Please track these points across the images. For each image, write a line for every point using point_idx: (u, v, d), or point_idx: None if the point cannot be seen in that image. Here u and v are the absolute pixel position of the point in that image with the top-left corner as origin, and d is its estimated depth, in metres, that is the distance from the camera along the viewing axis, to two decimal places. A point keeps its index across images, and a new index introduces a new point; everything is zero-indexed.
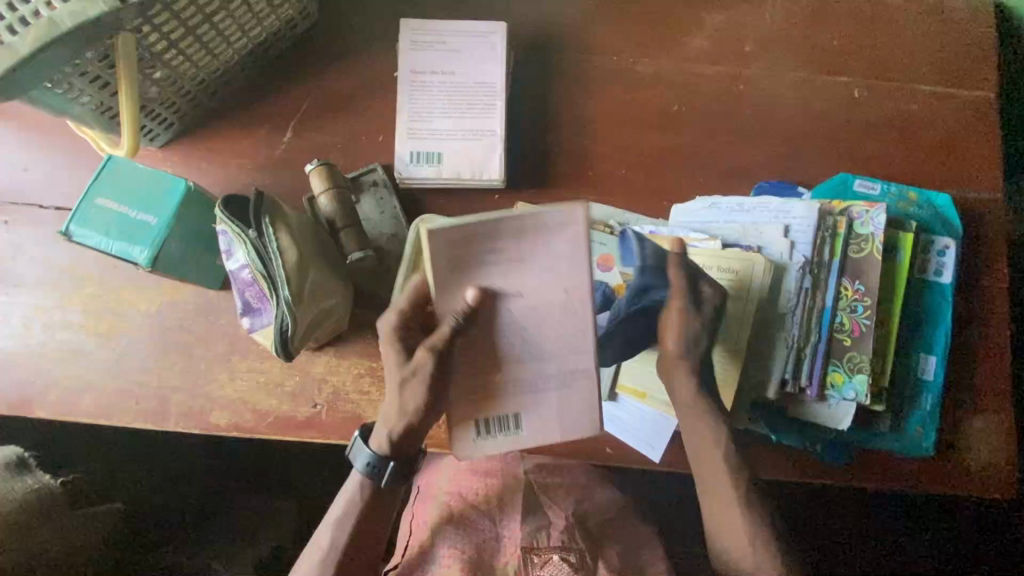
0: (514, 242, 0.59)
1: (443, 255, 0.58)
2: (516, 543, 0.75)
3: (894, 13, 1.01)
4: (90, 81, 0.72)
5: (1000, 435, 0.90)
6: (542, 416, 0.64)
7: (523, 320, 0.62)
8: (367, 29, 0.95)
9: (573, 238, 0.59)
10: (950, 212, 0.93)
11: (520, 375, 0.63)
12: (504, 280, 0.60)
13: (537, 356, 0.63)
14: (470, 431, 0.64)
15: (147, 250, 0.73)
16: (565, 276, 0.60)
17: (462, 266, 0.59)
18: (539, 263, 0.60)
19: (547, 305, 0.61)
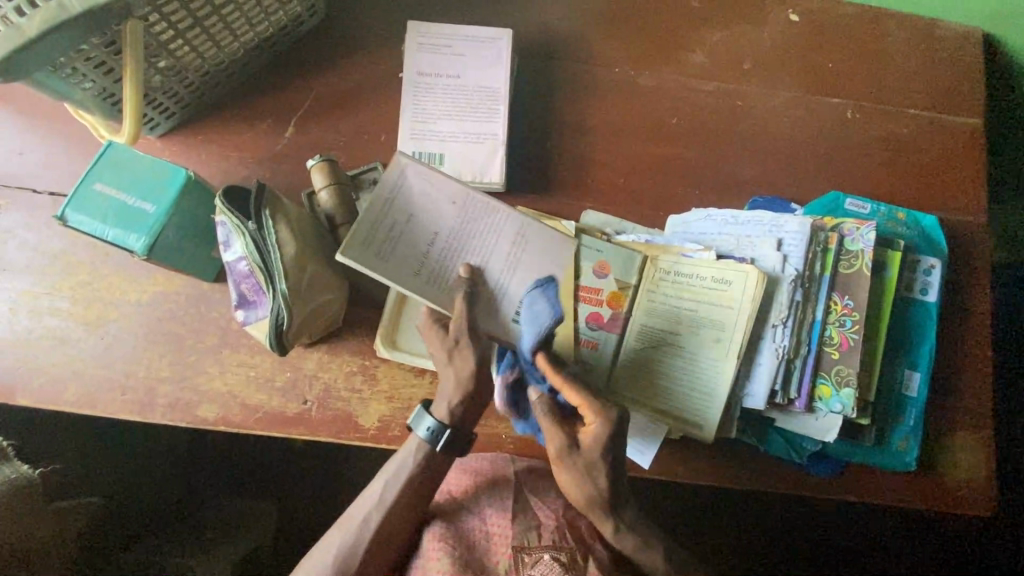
0: (390, 213, 0.72)
1: (364, 260, 0.70)
2: (506, 542, 0.76)
3: (887, 38, 1.04)
4: (94, 66, 0.72)
5: (980, 452, 0.92)
6: (535, 278, 0.78)
7: (461, 245, 0.76)
8: (373, 29, 0.96)
9: (421, 173, 0.74)
10: (936, 232, 0.95)
11: (499, 277, 0.77)
12: (415, 235, 0.73)
13: (486, 255, 0.77)
14: (520, 328, 0.78)
15: (144, 238, 0.72)
16: (444, 193, 0.75)
17: (385, 255, 0.72)
18: (418, 206, 0.74)
19: (456, 221, 0.76)
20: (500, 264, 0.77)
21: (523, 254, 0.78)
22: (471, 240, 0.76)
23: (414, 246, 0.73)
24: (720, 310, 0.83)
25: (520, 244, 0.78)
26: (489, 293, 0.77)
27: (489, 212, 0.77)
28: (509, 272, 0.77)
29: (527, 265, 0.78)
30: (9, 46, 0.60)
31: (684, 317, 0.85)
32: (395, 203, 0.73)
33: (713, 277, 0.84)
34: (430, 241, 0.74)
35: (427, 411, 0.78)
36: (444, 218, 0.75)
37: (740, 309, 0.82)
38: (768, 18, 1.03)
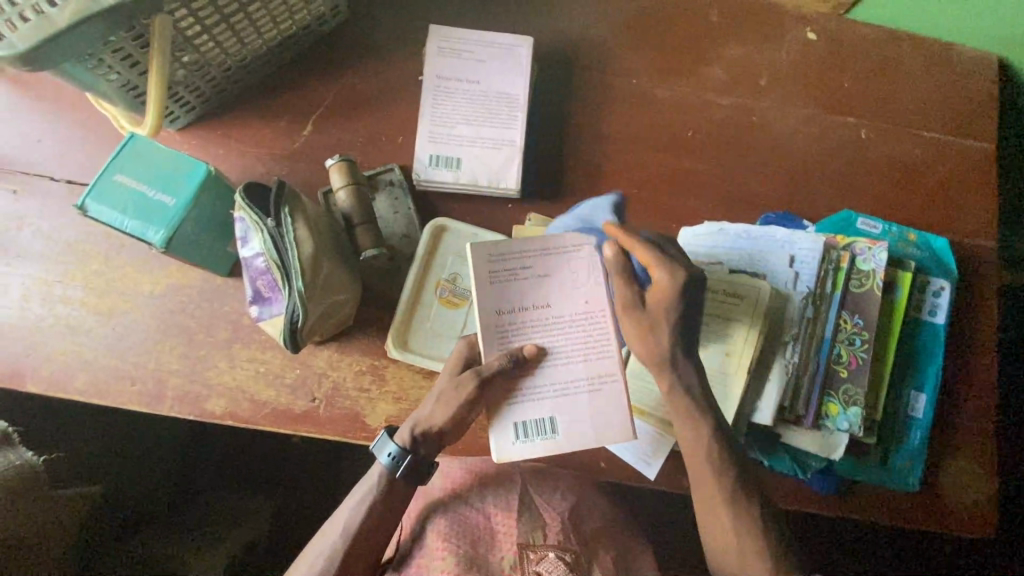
0: (537, 256, 0.69)
1: (481, 263, 0.68)
2: (512, 539, 0.77)
3: (903, 60, 1.05)
4: (121, 59, 0.72)
5: (985, 475, 0.92)
6: (574, 420, 0.70)
7: (551, 327, 0.70)
8: (395, 31, 0.96)
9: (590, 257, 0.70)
10: (947, 254, 0.96)
11: (554, 376, 0.70)
12: (529, 291, 0.69)
13: (566, 357, 0.70)
14: (510, 435, 0.70)
15: (162, 231, 0.73)
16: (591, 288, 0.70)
17: (495, 278, 0.69)
18: (562, 275, 0.70)
19: (572, 315, 0.70)
20: (564, 374, 0.70)
21: (593, 386, 0.70)
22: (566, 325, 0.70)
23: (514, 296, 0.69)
24: (732, 324, 0.84)
25: (584, 387, 0.70)
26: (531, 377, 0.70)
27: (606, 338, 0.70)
28: (559, 389, 0.70)
29: (577, 402, 0.70)
30: (39, 36, 0.61)
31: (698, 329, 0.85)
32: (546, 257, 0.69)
33: (726, 291, 0.85)
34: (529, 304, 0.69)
35: (391, 436, 0.76)
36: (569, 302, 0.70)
37: (753, 323, 0.83)
38: (786, 36, 1.04)
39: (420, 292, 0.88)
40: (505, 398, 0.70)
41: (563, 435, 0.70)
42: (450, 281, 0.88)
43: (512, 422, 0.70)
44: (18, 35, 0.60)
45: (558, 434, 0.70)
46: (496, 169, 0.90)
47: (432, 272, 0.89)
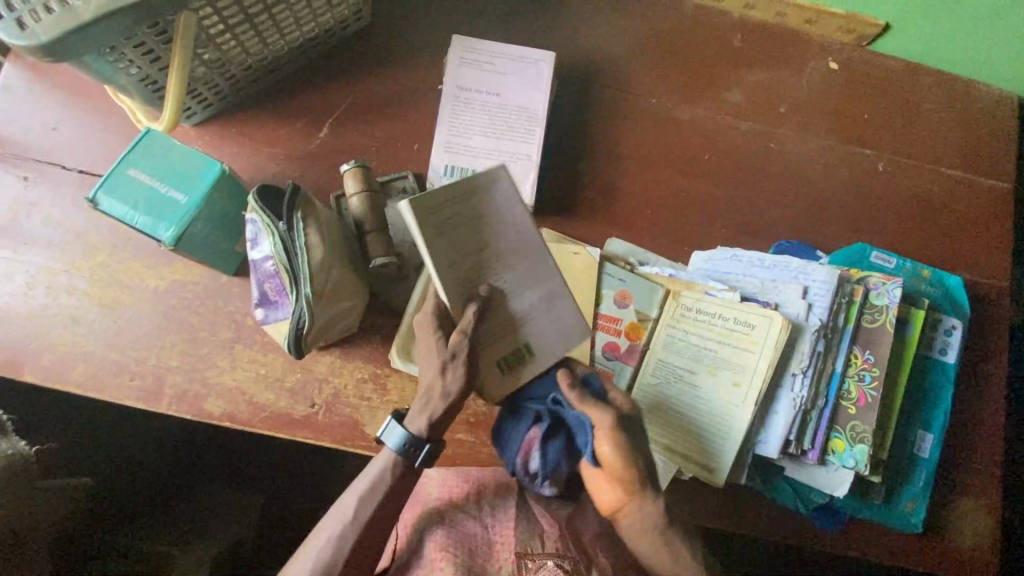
0: (463, 203, 0.65)
1: (431, 224, 0.63)
2: (508, 548, 0.75)
3: (924, 95, 1.04)
4: (142, 53, 0.71)
5: (988, 520, 0.91)
6: (542, 336, 0.71)
7: (497, 267, 0.68)
8: (416, 39, 0.96)
9: (509, 187, 0.67)
10: (960, 293, 0.95)
11: (521, 312, 0.69)
12: (473, 238, 0.66)
13: (520, 293, 0.69)
14: (493, 371, 0.70)
15: (172, 228, 0.72)
16: (516, 219, 0.68)
17: (444, 229, 0.64)
18: (498, 212, 0.67)
19: (519, 250, 0.68)
20: (533, 300, 0.70)
21: (550, 310, 0.71)
22: (508, 242, 0.68)
23: (471, 248, 0.66)
24: (740, 353, 0.83)
25: (548, 303, 0.71)
26: (500, 317, 0.69)
27: (540, 258, 0.70)
28: (525, 320, 0.70)
29: (541, 327, 0.71)
30: (63, 28, 0.61)
31: (705, 356, 0.85)
32: (476, 197, 0.65)
33: (738, 320, 0.84)
34: (473, 249, 0.66)
35: (401, 421, 0.72)
36: (501, 238, 0.67)
37: (760, 354, 0.82)
38: (807, 66, 1.03)
39: (428, 302, 0.87)
40: (490, 337, 0.69)
41: (537, 355, 0.71)
42: None
43: (490, 362, 0.70)
44: (41, 26, 0.60)
45: (534, 354, 0.71)
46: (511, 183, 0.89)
47: None
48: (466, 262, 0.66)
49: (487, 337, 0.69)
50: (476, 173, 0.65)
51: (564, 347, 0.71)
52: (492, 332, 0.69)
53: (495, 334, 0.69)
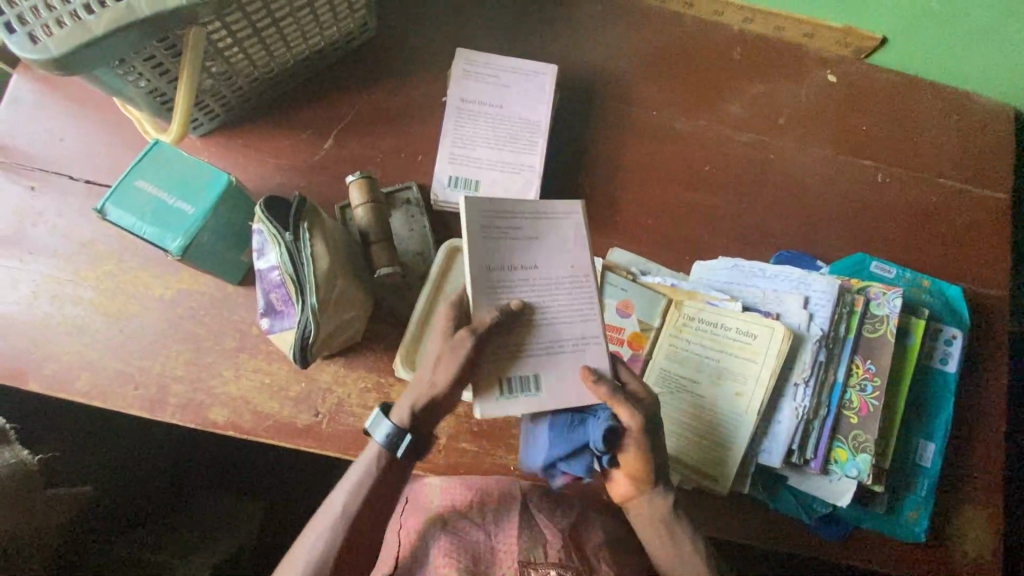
0: (528, 221, 0.68)
1: (478, 224, 0.65)
2: (512, 556, 0.73)
3: (922, 106, 1.05)
4: (151, 66, 0.72)
5: (991, 529, 0.91)
6: (561, 376, 0.69)
7: (538, 290, 0.68)
8: (420, 52, 0.97)
9: (576, 226, 0.71)
10: (960, 303, 0.95)
11: (548, 342, 0.68)
12: (521, 256, 0.68)
13: (554, 322, 0.69)
14: (494, 390, 0.67)
15: (179, 239, 0.72)
16: (571, 254, 0.70)
17: (491, 236, 0.66)
18: (551, 240, 0.69)
19: (556, 281, 0.69)
20: (568, 334, 0.69)
21: (579, 351, 0.69)
22: (554, 271, 0.69)
23: (512, 264, 0.67)
24: (743, 363, 0.83)
25: (576, 348, 0.69)
26: (527, 338, 0.68)
27: (588, 302, 0.70)
28: (546, 351, 0.68)
29: (562, 367, 0.69)
30: (74, 43, 0.61)
31: (709, 367, 0.85)
32: (539, 218, 0.69)
33: (740, 330, 0.84)
34: (518, 265, 0.67)
35: (387, 414, 0.72)
36: (549, 266, 0.69)
37: (762, 363, 0.82)
38: (806, 78, 1.05)
39: (432, 309, 0.87)
40: (507, 352, 0.67)
41: (545, 391, 0.68)
42: None
43: (501, 377, 0.67)
44: (53, 40, 0.61)
45: (542, 391, 0.68)
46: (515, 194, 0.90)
47: (444, 289, 0.88)
48: (510, 274, 0.67)
49: (503, 352, 0.67)
50: (557, 202, 0.70)
51: (580, 395, 0.69)
52: (518, 352, 0.68)
53: (513, 352, 0.67)
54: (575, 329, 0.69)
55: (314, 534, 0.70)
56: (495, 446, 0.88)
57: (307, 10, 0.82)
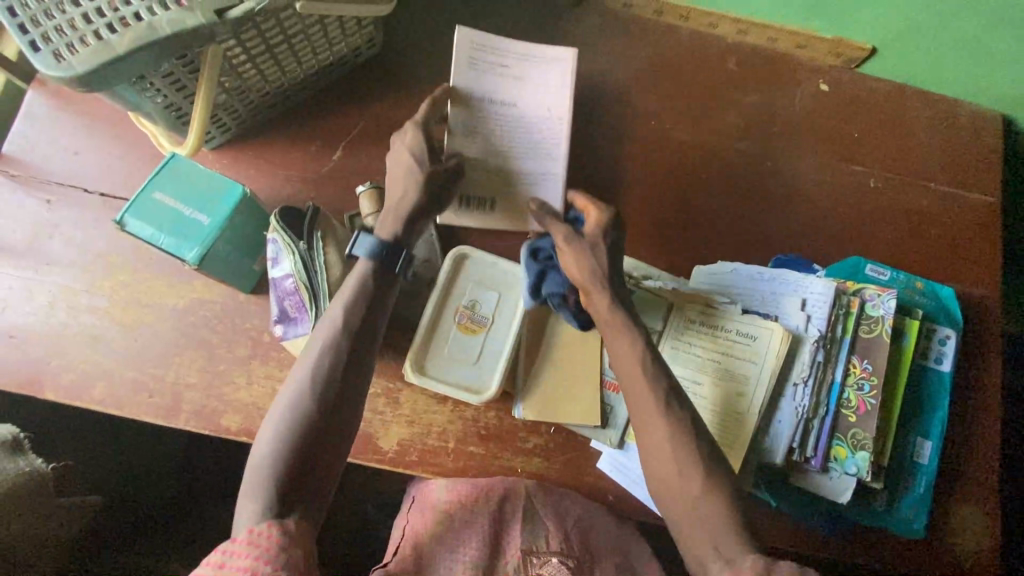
0: (519, 57, 0.92)
1: (465, 60, 0.90)
2: (515, 544, 0.80)
3: (912, 114, 1.09)
4: (169, 82, 0.75)
5: (988, 525, 0.93)
6: (512, 199, 0.93)
7: (515, 117, 0.92)
8: (426, 65, 1.00)
9: (563, 69, 0.95)
10: (953, 304, 0.98)
11: (511, 165, 0.93)
12: (505, 90, 0.92)
13: (521, 155, 0.93)
14: (455, 203, 0.91)
15: (196, 248, 0.74)
16: (550, 98, 0.94)
17: (478, 72, 0.91)
18: (526, 109, 0.93)
19: (529, 127, 0.93)
20: (530, 167, 0.93)
21: (533, 183, 0.93)
22: (527, 132, 0.93)
23: (493, 105, 0.91)
24: (743, 364, 0.86)
25: (530, 180, 0.93)
26: (498, 148, 0.92)
27: (554, 144, 0.94)
28: (510, 163, 0.92)
29: (520, 190, 0.93)
30: (98, 61, 0.64)
31: (709, 364, 0.87)
32: (523, 63, 0.93)
33: (740, 330, 0.87)
34: (500, 97, 0.92)
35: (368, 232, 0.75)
36: (526, 122, 0.93)
37: (762, 364, 0.85)
38: (799, 88, 1.08)
39: (439, 317, 0.89)
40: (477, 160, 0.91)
41: (499, 208, 0.93)
42: (469, 308, 0.90)
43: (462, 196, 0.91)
44: (78, 58, 0.64)
45: (495, 209, 0.93)
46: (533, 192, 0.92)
47: (450, 298, 0.90)
48: (492, 102, 0.92)
49: (477, 170, 0.92)
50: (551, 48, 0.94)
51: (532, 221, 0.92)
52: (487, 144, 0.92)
53: (484, 164, 0.92)
54: (533, 167, 0.93)
55: (292, 386, 0.67)
56: (503, 448, 0.89)
57: (318, 26, 0.84)
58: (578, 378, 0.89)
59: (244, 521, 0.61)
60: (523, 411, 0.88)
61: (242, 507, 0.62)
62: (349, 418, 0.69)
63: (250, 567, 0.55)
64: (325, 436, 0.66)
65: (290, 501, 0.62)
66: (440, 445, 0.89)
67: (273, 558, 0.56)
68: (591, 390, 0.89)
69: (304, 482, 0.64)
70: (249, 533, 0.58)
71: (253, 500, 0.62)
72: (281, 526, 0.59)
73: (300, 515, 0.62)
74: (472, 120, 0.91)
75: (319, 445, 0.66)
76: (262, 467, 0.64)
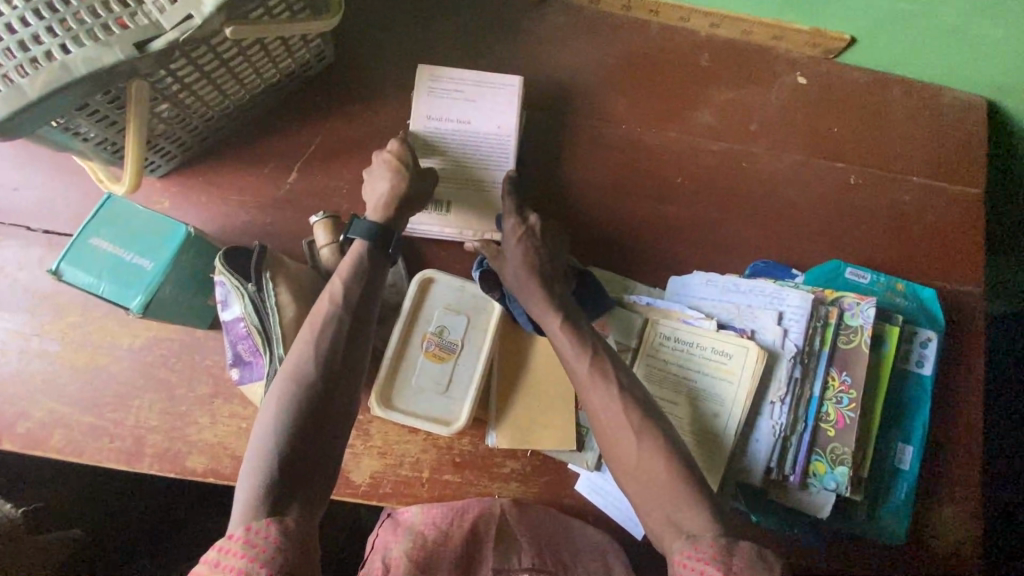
0: (469, 82, 0.92)
1: (423, 86, 0.91)
2: (487, 564, 0.77)
3: (892, 105, 1.05)
4: (96, 119, 0.70)
5: (970, 527, 0.92)
6: (466, 210, 0.90)
7: (467, 135, 0.90)
8: (383, 76, 0.95)
9: (514, 88, 0.92)
10: (934, 305, 0.95)
11: (463, 179, 0.90)
12: (457, 111, 0.91)
13: (472, 167, 0.91)
14: None
15: (140, 296, 0.71)
16: (501, 116, 0.91)
17: (432, 95, 0.91)
18: (476, 128, 0.91)
19: (482, 141, 0.91)
20: (481, 181, 0.90)
21: (485, 196, 0.90)
22: (481, 147, 0.91)
23: (445, 127, 0.91)
24: (719, 381, 0.84)
25: (482, 191, 0.90)
26: (449, 166, 0.90)
27: (505, 158, 0.91)
28: (460, 179, 0.90)
29: (472, 201, 0.90)
30: (10, 108, 0.60)
31: (684, 385, 0.85)
32: (478, 86, 0.92)
33: (715, 349, 0.85)
34: (452, 119, 0.91)
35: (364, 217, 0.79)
36: (480, 137, 0.91)
37: (739, 382, 0.83)
38: (775, 83, 1.04)
39: (406, 344, 0.86)
40: None
41: (455, 218, 0.90)
42: (437, 334, 0.87)
43: None
44: None
45: (451, 217, 0.90)
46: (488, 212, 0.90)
47: (418, 324, 0.87)
48: (444, 121, 0.91)
49: None
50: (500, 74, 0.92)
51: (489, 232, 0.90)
52: (444, 160, 0.90)
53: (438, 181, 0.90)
54: (485, 182, 0.90)
55: (290, 371, 0.67)
56: (478, 475, 0.87)
57: (258, 47, 0.79)
58: (550, 401, 0.87)
59: (239, 522, 0.59)
60: (497, 438, 0.86)
61: (237, 504, 0.60)
62: (343, 410, 0.68)
63: (244, 567, 0.53)
64: (322, 427, 0.65)
65: (290, 494, 0.61)
66: (414, 475, 0.87)
67: (270, 557, 0.54)
68: (564, 417, 0.87)
69: (304, 473, 0.63)
70: (245, 532, 0.56)
71: (252, 492, 0.60)
72: (280, 523, 0.57)
73: (300, 508, 0.60)
74: (429, 141, 0.90)
75: (317, 438, 0.64)
76: (259, 460, 0.62)
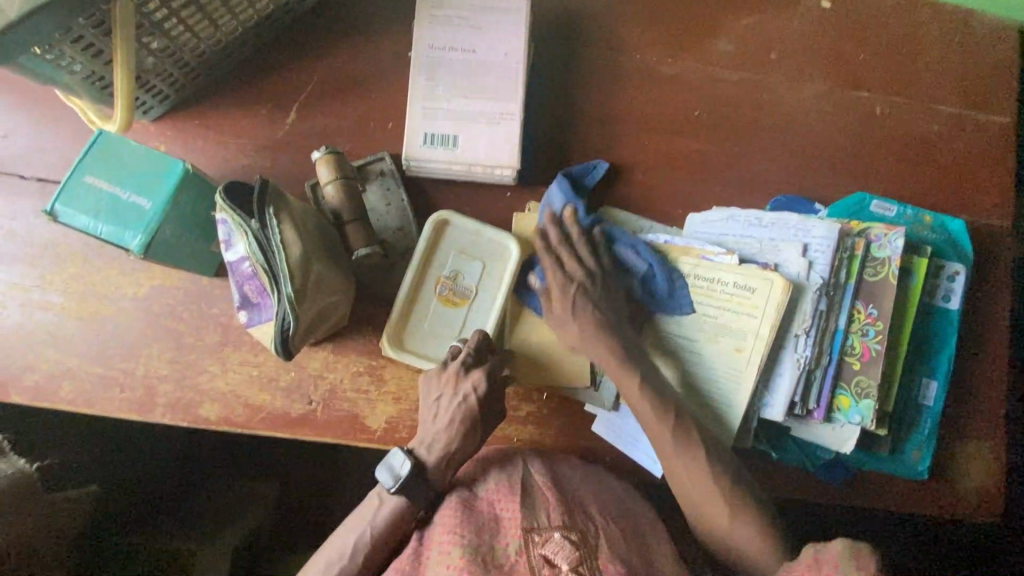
0: (473, 8, 0.87)
1: (425, 14, 0.86)
2: (514, 522, 0.69)
3: (921, 27, 0.99)
4: (80, 47, 0.66)
5: (992, 460, 0.91)
6: (474, 140, 0.84)
7: (472, 64, 0.86)
8: (381, 7, 0.90)
9: (521, 13, 0.87)
10: (962, 237, 0.92)
11: (469, 110, 0.85)
12: (461, 40, 0.86)
13: (478, 98, 0.85)
14: (418, 141, 0.84)
15: (140, 235, 0.68)
16: (508, 43, 0.86)
17: (435, 24, 0.86)
18: (482, 54, 0.86)
19: (489, 71, 0.86)
20: (488, 110, 0.85)
21: (494, 126, 0.85)
22: (488, 79, 0.86)
23: (449, 57, 0.86)
24: (744, 318, 0.81)
25: (491, 121, 0.85)
26: (455, 95, 0.85)
27: (514, 85, 0.85)
28: (466, 109, 0.85)
29: (480, 132, 0.85)
30: None
31: (706, 323, 0.83)
32: (483, 12, 0.87)
33: (737, 284, 0.82)
34: (456, 48, 0.86)
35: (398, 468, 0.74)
36: (488, 65, 0.86)
37: (761, 319, 0.80)
38: (797, 6, 0.97)
39: (419, 289, 0.84)
40: (433, 109, 0.85)
41: (462, 149, 0.84)
42: (452, 278, 0.84)
43: (424, 134, 0.84)
44: None
45: (458, 149, 0.84)
46: (496, 143, 0.84)
47: (431, 268, 0.84)
48: (448, 51, 0.86)
49: (436, 114, 0.85)
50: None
51: (500, 163, 0.84)
52: (449, 90, 0.85)
53: (444, 113, 0.85)
54: (493, 112, 0.85)
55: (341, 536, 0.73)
56: None
57: None
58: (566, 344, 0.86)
59: None
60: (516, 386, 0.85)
61: None
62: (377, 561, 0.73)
63: None
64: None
65: None
66: None
67: None
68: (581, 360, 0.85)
69: None
70: None
71: None
72: None
73: None
74: (432, 72, 0.85)
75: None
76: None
